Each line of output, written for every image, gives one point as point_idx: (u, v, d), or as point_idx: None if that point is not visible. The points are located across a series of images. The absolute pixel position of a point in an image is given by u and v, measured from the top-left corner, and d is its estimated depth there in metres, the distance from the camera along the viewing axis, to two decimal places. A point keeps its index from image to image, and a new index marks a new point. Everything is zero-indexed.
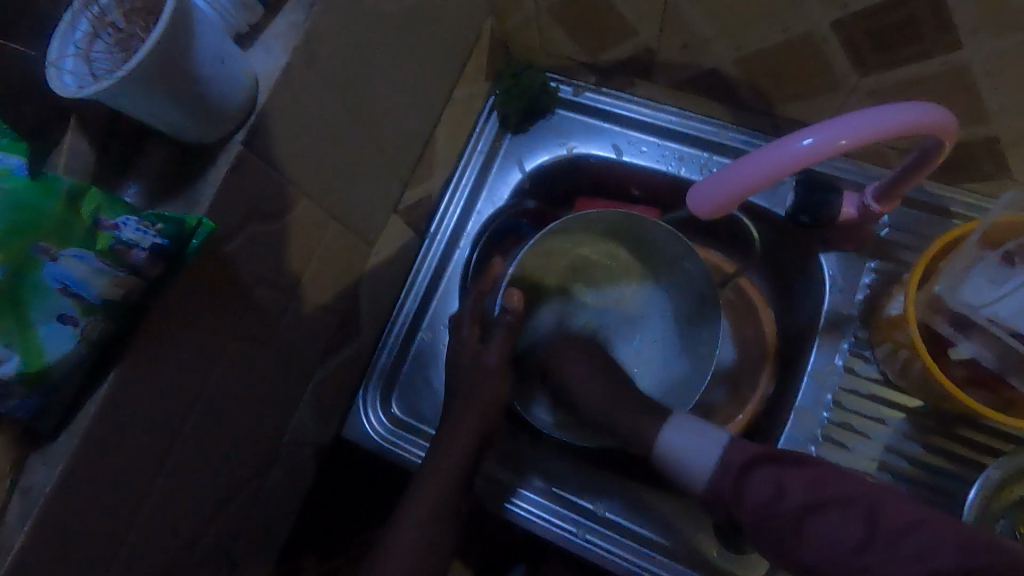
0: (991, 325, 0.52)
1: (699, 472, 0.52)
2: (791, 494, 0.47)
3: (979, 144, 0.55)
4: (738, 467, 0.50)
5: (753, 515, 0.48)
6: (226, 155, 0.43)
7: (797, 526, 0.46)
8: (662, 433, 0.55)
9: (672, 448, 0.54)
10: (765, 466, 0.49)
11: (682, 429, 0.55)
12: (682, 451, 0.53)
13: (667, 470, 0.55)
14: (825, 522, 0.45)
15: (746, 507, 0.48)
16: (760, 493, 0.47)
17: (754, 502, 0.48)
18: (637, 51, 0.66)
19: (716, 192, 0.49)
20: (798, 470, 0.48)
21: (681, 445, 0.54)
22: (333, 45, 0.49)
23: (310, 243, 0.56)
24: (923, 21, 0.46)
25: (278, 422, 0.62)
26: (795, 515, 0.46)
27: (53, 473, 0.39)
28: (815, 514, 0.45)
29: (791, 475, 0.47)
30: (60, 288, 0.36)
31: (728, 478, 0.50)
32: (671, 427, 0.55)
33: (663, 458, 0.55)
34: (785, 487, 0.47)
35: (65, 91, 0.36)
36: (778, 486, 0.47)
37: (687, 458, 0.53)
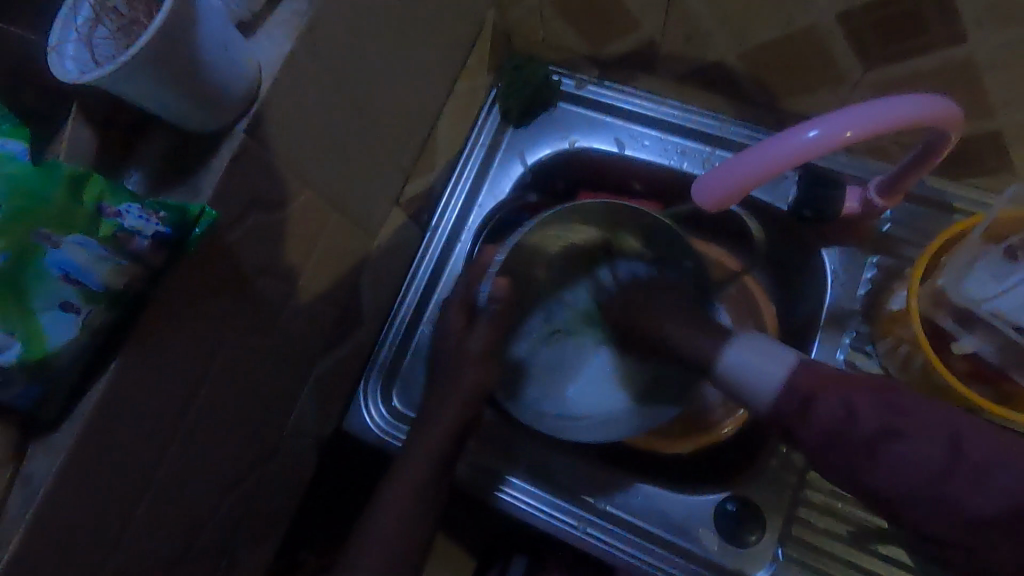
0: (993, 318, 0.52)
1: (768, 386, 0.50)
2: (864, 418, 0.48)
3: (983, 139, 0.55)
4: (798, 404, 0.49)
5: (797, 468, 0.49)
6: (229, 144, 0.43)
7: (870, 449, 0.47)
8: (730, 347, 0.53)
9: (738, 366, 0.52)
10: (824, 398, 0.48)
11: (752, 347, 0.52)
12: (746, 371, 0.51)
13: (726, 386, 0.53)
14: (897, 455, 0.47)
15: (809, 428, 0.49)
16: (833, 416, 0.48)
17: (825, 426, 0.48)
18: (641, 44, 0.66)
19: (721, 185, 0.49)
20: (881, 393, 0.48)
21: (745, 361, 0.51)
22: (337, 35, 0.49)
23: (312, 235, 0.56)
24: (929, 14, 0.46)
25: (280, 414, 0.62)
26: (870, 441, 0.47)
27: (53, 463, 0.39)
28: (892, 441, 0.47)
29: (859, 400, 0.48)
30: (62, 276, 0.36)
31: (787, 407, 0.49)
32: (738, 345, 0.52)
33: (722, 373, 0.53)
34: (855, 410, 0.48)
35: (67, 76, 0.36)
36: (843, 415, 0.48)
37: (751, 377, 0.51)
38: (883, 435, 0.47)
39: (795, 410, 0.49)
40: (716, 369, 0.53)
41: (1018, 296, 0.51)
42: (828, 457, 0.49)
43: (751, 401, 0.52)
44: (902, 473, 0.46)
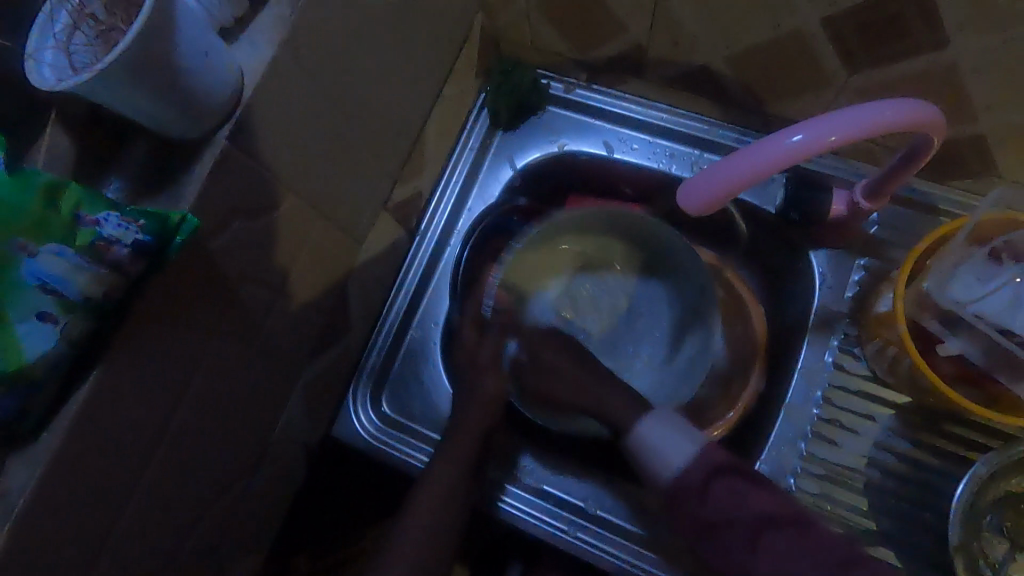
0: (978, 321, 0.52)
1: (673, 464, 0.49)
2: (745, 512, 0.46)
3: (966, 142, 0.55)
4: (700, 482, 0.48)
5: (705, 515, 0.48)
6: (211, 151, 0.42)
7: (749, 545, 0.46)
8: (642, 423, 0.52)
9: (650, 439, 0.51)
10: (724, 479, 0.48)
11: (665, 427, 0.51)
12: (657, 444, 0.50)
13: (637, 459, 0.52)
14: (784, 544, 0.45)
15: (704, 508, 0.48)
16: (719, 497, 0.47)
17: (720, 511, 0.47)
18: (628, 48, 0.66)
19: (706, 190, 0.49)
20: (753, 481, 0.48)
21: (660, 441, 0.50)
22: (321, 40, 0.48)
23: (298, 240, 0.56)
24: (912, 18, 0.46)
25: (267, 421, 0.62)
26: (750, 553, 0.46)
27: (32, 475, 0.38)
28: (771, 530, 0.45)
29: (753, 496, 0.47)
30: (39, 285, 0.36)
31: (695, 481, 0.48)
32: (653, 420, 0.51)
33: (635, 444, 0.52)
34: (743, 499, 0.47)
35: (44, 84, 0.35)
36: (735, 510, 0.47)
37: (661, 453, 0.50)
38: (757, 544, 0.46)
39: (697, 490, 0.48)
40: (633, 448, 0.52)
41: (1001, 300, 0.53)
42: (711, 539, 0.48)
43: (653, 478, 0.51)
44: (786, 569, 0.44)
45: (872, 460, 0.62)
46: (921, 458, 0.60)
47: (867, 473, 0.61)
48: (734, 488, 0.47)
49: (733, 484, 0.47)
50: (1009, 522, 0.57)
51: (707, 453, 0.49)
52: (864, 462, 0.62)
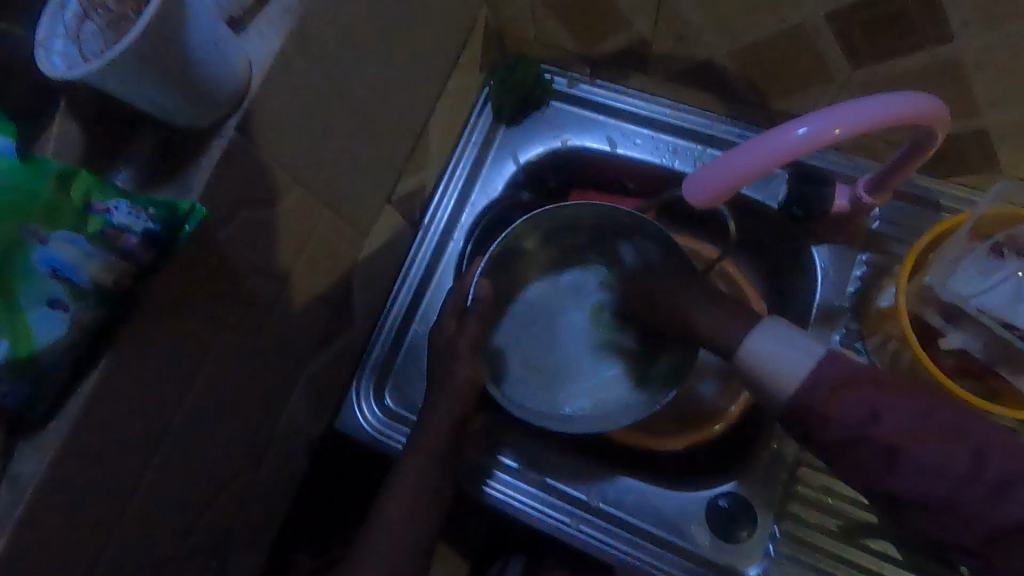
0: (981, 315, 0.53)
1: (792, 376, 0.49)
2: (884, 417, 0.46)
3: (969, 137, 0.55)
4: (826, 392, 0.47)
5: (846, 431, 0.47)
6: (219, 141, 0.43)
7: (890, 460, 0.46)
8: (750, 338, 0.52)
9: (764, 352, 0.50)
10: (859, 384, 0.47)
11: (780, 336, 0.50)
12: (773, 360, 0.50)
13: (755, 372, 0.51)
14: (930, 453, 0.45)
15: (831, 424, 0.47)
16: (857, 415, 0.46)
17: (847, 424, 0.46)
18: (632, 42, 0.66)
19: (711, 183, 0.49)
20: (887, 387, 0.47)
21: (775, 351, 0.50)
22: (328, 32, 0.49)
23: (303, 233, 0.56)
24: (916, 13, 0.47)
25: (271, 413, 0.62)
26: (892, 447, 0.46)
27: (41, 462, 0.38)
28: (913, 445, 0.45)
29: (887, 397, 0.46)
30: (50, 272, 0.36)
31: (817, 402, 0.47)
32: (761, 337, 0.51)
33: (744, 359, 0.52)
34: (880, 416, 0.46)
35: (55, 72, 0.35)
36: (874, 407, 0.46)
37: (776, 366, 0.49)
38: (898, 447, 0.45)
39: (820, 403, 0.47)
40: (748, 368, 0.51)
41: (1000, 295, 0.53)
42: (841, 459, 0.48)
43: (765, 391, 0.50)
44: (926, 482, 0.45)
45: None
46: None
47: None
48: (862, 402, 0.47)
49: (859, 399, 0.47)
50: None
51: (842, 373, 0.48)
52: None
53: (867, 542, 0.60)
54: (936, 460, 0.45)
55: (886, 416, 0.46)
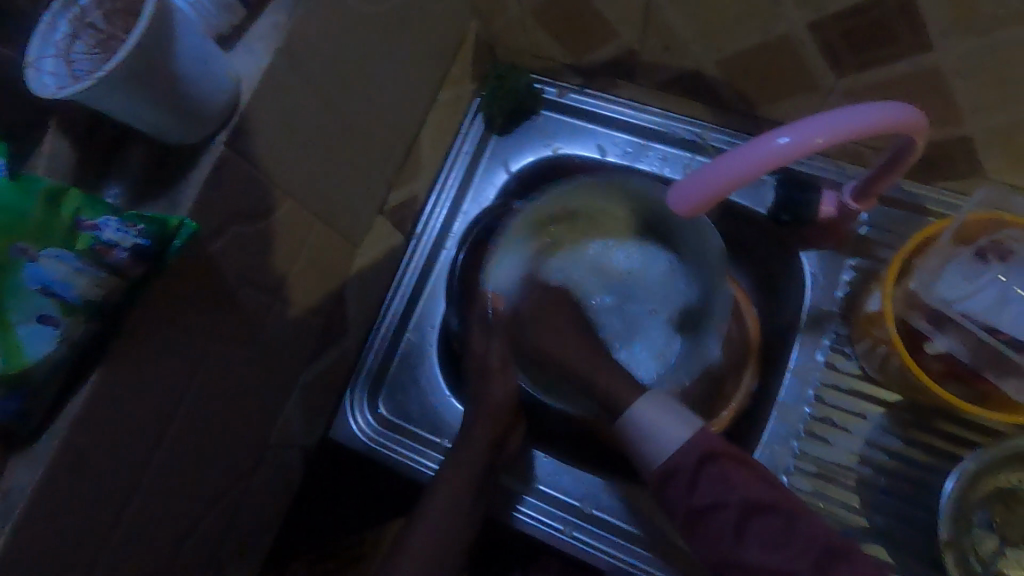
0: (965, 319, 0.54)
1: (665, 450, 0.47)
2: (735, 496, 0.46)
3: (953, 143, 0.56)
4: (694, 467, 0.47)
5: (686, 508, 0.47)
6: (209, 156, 0.43)
7: (739, 528, 0.46)
8: (645, 397, 0.50)
9: (641, 426, 0.48)
10: (722, 464, 0.47)
11: (660, 408, 0.48)
12: (652, 431, 0.48)
13: (628, 442, 0.49)
14: (760, 537, 0.45)
15: (693, 501, 0.47)
16: (705, 497, 0.46)
17: (702, 502, 0.47)
18: (621, 53, 0.66)
19: (698, 191, 0.49)
20: (747, 464, 0.48)
21: (660, 417, 0.48)
22: (316, 47, 0.49)
23: (294, 244, 0.56)
24: (896, 23, 0.47)
25: (265, 423, 0.62)
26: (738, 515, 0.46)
27: (33, 477, 0.39)
28: (758, 515, 0.46)
29: (743, 475, 0.47)
30: (40, 289, 0.36)
31: (687, 467, 0.47)
32: (646, 403, 0.49)
33: (626, 428, 0.49)
34: (732, 494, 0.46)
35: (45, 91, 0.36)
36: (725, 492, 0.46)
37: (654, 439, 0.48)
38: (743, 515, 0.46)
39: (687, 475, 0.47)
40: (638, 430, 0.48)
41: (984, 300, 0.54)
42: (693, 531, 0.48)
43: (641, 461, 0.49)
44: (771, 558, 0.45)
45: (863, 458, 0.62)
46: (910, 455, 0.61)
47: (859, 471, 0.62)
48: (722, 476, 0.46)
49: (720, 472, 0.47)
50: (996, 518, 0.57)
51: (716, 446, 0.47)
52: (855, 460, 0.62)
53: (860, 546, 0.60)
54: (777, 531, 0.45)
55: (744, 487, 0.46)
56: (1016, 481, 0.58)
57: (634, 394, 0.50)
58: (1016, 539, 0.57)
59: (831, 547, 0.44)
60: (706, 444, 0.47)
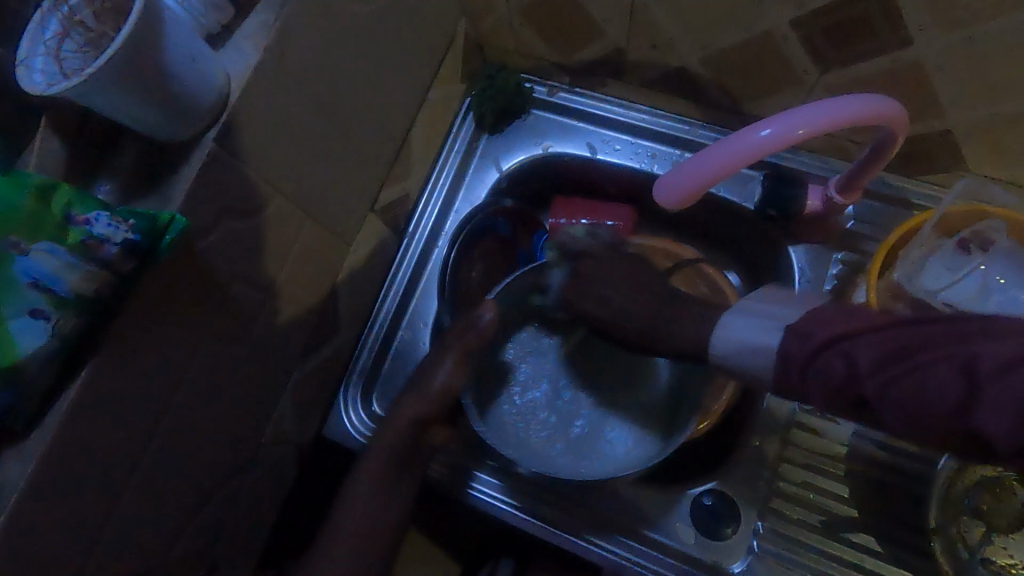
0: (948, 308, 0.56)
1: (765, 347, 0.40)
2: (866, 366, 0.33)
3: (935, 136, 0.57)
4: (802, 356, 0.37)
5: (838, 395, 0.35)
6: (199, 154, 0.44)
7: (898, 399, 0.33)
8: (722, 322, 0.44)
9: (738, 342, 0.42)
10: (837, 337, 0.35)
11: (749, 317, 0.42)
12: (747, 339, 0.41)
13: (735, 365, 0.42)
14: (909, 392, 0.32)
15: (812, 389, 0.36)
16: (833, 372, 0.34)
17: (826, 384, 0.35)
18: (608, 51, 0.67)
19: (683, 185, 0.50)
20: (882, 334, 0.34)
21: (744, 328, 0.42)
22: (305, 47, 0.50)
23: (285, 242, 0.57)
24: (875, 19, 0.48)
25: (257, 420, 0.63)
26: (877, 387, 0.33)
27: (24, 470, 0.39)
28: (888, 381, 0.33)
29: (869, 345, 0.34)
30: (31, 282, 0.37)
31: (799, 352, 0.37)
32: (734, 319, 0.43)
33: (726, 356, 0.43)
34: (856, 364, 0.34)
35: (35, 88, 0.36)
36: (860, 372, 0.34)
37: (753, 344, 0.41)
38: (886, 377, 0.33)
39: (797, 370, 0.37)
40: (735, 352, 0.42)
41: (966, 289, 0.57)
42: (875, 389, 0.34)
43: (753, 379, 0.42)
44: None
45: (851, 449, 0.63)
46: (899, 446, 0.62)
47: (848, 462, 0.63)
48: (853, 354, 0.34)
49: (861, 351, 0.34)
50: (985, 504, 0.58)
51: (837, 326, 0.36)
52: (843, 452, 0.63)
53: (848, 536, 0.61)
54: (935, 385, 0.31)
55: (868, 353, 0.34)
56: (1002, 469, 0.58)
57: (717, 323, 0.45)
58: (1003, 528, 0.58)
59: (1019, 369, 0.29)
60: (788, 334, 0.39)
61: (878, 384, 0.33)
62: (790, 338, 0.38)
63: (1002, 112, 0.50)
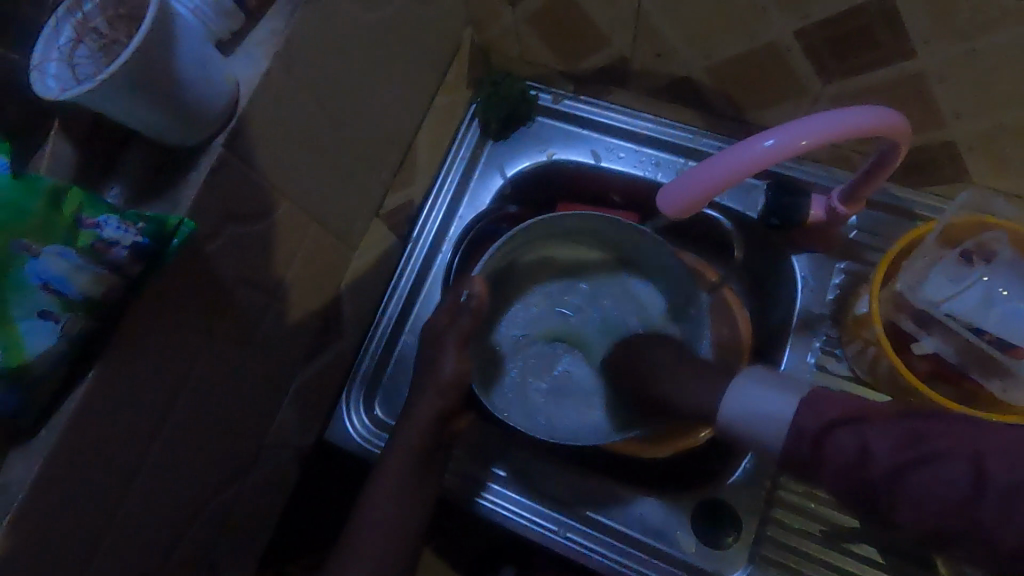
0: (949, 319, 0.55)
1: (773, 425, 0.45)
2: (883, 454, 0.41)
3: (937, 148, 0.57)
4: (815, 434, 0.43)
5: (840, 474, 0.42)
6: (207, 158, 0.44)
7: (894, 478, 0.40)
8: (732, 388, 0.49)
9: (743, 413, 0.47)
10: (849, 422, 0.42)
11: (756, 388, 0.47)
12: (754, 411, 0.46)
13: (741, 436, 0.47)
14: (923, 478, 0.40)
15: (827, 471, 0.42)
16: (847, 455, 0.41)
17: (838, 467, 0.42)
18: (613, 60, 0.68)
19: (687, 192, 0.50)
20: (888, 423, 0.42)
21: (756, 402, 0.46)
22: (314, 54, 0.50)
23: (291, 246, 0.57)
24: (878, 31, 0.49)
25: (260, 424, 0.63)
26: (894, 471, 0.40)
27: (31, 469, 0.39)
28: (913, 471, 0.40)
29: (876, 432, 0.41)
30: (41, 285, 0.37)
31: (808, 431, 0.43)
32: (745, 385, 0.48)
33: (729, 423, 0.48)
34: (871, 448, 0.41)
35: (49, 93, 0.37)
36: (865, 449, 0.41)
37: (759, 418, 0.46)
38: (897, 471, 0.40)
39: (807, 451, 0.43)
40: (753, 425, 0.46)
41: (969, 300, 0.55)
42: (887, 491, 0.41)
43: (757, 448, 0.47)
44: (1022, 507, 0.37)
45: None
46: None
47: None
48: (860, 437, 0.41)
49: (859, 433, 0.42)
50: None
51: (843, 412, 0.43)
52: None
53: (850, 546, 0.61)
54: (936, 476, 0.39)
55: (878, 441, 0.41)
56: None
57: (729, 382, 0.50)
58: None
59: (1016, 477, 0.38)
60: (819, 411, 0.44)
61: (890, 470, 0.40)
62: (808, 413, 0.44)
63: (1003, 124, 0.51)
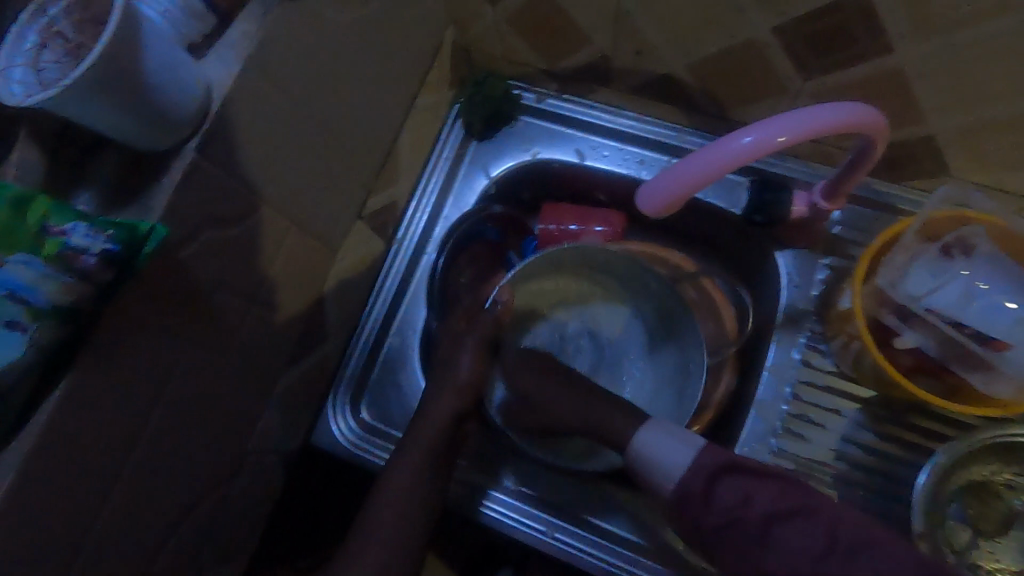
0: (928, 314, 0.55)
1: (671, 470, 0.47)
2: (760, 501, 0.43)
3: (918, 143, 0.57)
4: (710, 472, 0.45)
5: (722, 514, 0.43)
6: (180, 162, 0.44)
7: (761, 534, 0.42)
8: (643, 429, 0.51)
9: (647, 449, 0.49)
10: (739, 475, 0.44)
11: (663, 433, 0.49)
12: (656, 454, 0.48)
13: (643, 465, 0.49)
14: (796, 533, 0.40)
15: (711, 515, 0.44)
16: (731, 498, 0.43)
17: (723, 506, 0.43)
18: (595, 58, 0.68)
19: (668, 191, 0.50)
20: (762, 477, 0.44)
21: (659, 446, 0.48)
22: (288, 55, 0.50)
23: (271, 249, 0.57)
24: (856, 26, 0.49)
25: (242, 430, 0.62)
26: (764, 522, 0.42)
27: (4, 481, 0.38)
28: (784, 521, 0.41)
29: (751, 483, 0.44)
30: (8, 294, 0.37)
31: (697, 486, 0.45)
32: (650, 429, 0.50)
33: (634, 454, 0.50)
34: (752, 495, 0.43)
35: (13, 99, 0.36)
36: (737, 502, 0.43)
37: (658, 461, 0.48)
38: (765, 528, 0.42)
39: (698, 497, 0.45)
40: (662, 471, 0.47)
41: (950, 295, 0.55)
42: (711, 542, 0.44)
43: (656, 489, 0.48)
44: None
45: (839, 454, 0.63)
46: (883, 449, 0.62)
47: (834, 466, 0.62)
48: (742, 486, 0.44)
49: (744, 481, 0.44)
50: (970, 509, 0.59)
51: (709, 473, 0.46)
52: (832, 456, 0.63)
53: None
54: (806, 528, 0.40)
55: (761, 498, 0.43)
56: (988, 473, 0.58)
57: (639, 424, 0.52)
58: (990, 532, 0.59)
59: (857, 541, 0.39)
60: (716, 457, 0.46)
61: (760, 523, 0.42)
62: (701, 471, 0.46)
63: (982, 118, 0.51)
